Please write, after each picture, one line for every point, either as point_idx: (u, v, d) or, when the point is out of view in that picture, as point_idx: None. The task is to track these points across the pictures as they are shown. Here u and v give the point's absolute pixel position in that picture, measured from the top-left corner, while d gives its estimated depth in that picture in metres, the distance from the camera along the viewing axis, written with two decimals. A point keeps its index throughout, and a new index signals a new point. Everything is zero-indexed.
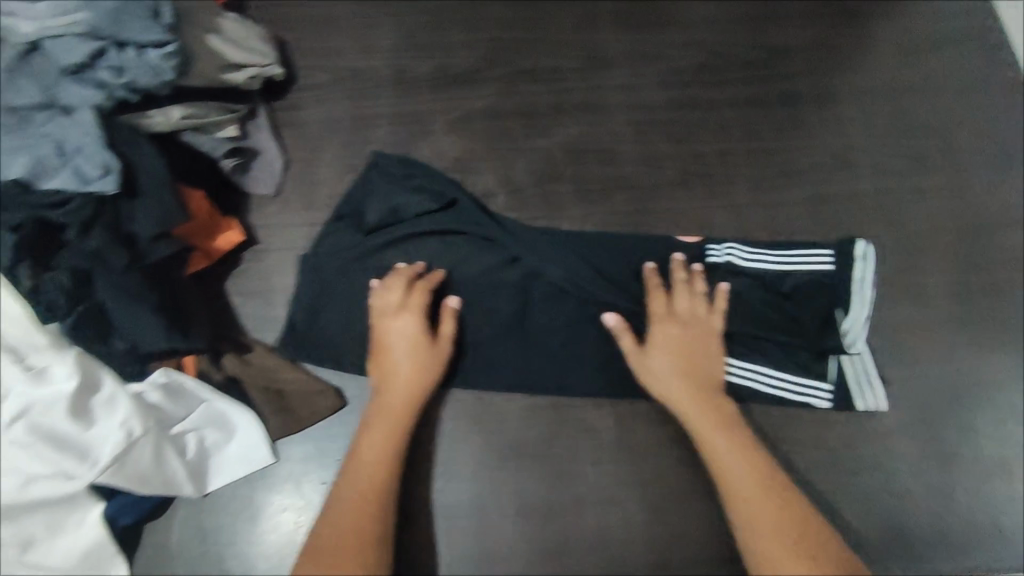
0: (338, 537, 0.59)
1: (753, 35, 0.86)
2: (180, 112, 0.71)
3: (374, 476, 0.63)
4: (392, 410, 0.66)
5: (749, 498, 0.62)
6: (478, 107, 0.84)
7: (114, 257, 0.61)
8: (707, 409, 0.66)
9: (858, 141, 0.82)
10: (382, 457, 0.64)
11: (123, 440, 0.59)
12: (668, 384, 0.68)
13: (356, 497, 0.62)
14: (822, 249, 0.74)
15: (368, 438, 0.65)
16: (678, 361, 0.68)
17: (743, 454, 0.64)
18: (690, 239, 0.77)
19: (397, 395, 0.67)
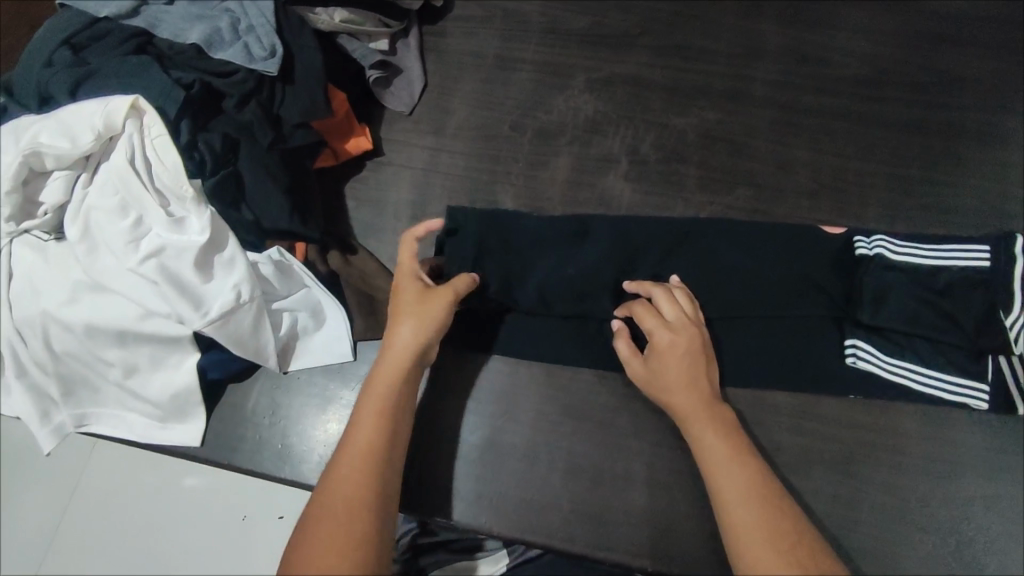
0: (328, 510, 0.51)
1: (930, 56, 0.80)
2: (342, 15, 0.75)
3: (376, 438, 0.56)
4: (387, 375, 0.60)
5: (731, 484, 0.55)
6: (620, 72, 0.83)
7: (261, 134, 0.67)
8: (706, 423, 0.60)
9: (1021, 192, 0.74)
10: (376, 423, 0.57)
11: (232, 301, 0.63)
12: (675, 390, 0.62)
13: (359, 459, 0.54)
14: (978, 245, 0.68)
15: (370, 396, 0.59)
16: (683, 371, 0.62)
17: (720, 434, 0.59)
18: (835, 230, 0.73)
19: (393, 352, 0.62)
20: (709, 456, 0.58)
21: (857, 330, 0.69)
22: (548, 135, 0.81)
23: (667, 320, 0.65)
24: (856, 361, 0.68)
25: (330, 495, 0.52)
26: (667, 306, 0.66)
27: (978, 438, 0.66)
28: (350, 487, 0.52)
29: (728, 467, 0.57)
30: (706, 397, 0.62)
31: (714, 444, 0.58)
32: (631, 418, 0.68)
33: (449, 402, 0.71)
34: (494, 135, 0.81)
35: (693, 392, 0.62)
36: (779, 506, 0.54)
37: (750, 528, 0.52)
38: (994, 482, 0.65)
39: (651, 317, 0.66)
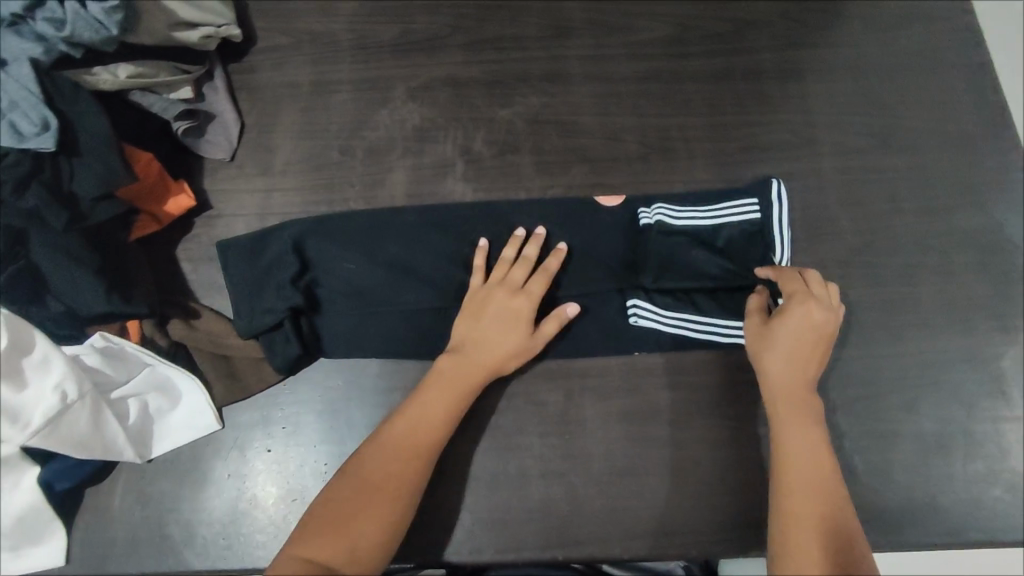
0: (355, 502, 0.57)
1: (722, 7, 0.84)
2: (127, 70, 0.70)
3: (404, 439, 0.61)
4: (454, 378, 0.64)
5: (803, 475, 0.59)
6: (439, 75, 0.82)
7: (52, 218, 0.60)
8: (799, 410, 0.62)
9: (822, 118, 0.80)
10: (434, 426, 0.62)
11: (58, 403, 0.58)
12: (780, 366, 0.64)
13: (399, 459, 0.60)
14: (744, 197, 0.73)
15: (430, 397, 0.63)
16: (800, 347, 0.64)
17: (808, 425, 0.61)
18: (613, 202, 0.76)
19: (477, 354, 0.65)
20: (790, 442, 0.61)
21: (638, 292, 0.72)
22: (380, 152, 0.79)
23: (814, 292, 0.65)
24: (638, 320, 0.71)
25: (348, 488, 0.58)
26: (817, 287, 0.66)
27: (830, 351, 0.71)
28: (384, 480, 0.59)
29: (801, 457, 0.60)
30: (806, 383, 0.63)
31: (796, 434, 0.61)
32: (515, 414, 0.68)
33: (330, 446, 0.68)
34: (324, 163, 0.79)
35: (804, 366, 0.64)
36: (835, 497, 0.58)
37: (804, 515, 0.56)
38: (851, 387, 0.70)
39: (801, 287, 0.65)
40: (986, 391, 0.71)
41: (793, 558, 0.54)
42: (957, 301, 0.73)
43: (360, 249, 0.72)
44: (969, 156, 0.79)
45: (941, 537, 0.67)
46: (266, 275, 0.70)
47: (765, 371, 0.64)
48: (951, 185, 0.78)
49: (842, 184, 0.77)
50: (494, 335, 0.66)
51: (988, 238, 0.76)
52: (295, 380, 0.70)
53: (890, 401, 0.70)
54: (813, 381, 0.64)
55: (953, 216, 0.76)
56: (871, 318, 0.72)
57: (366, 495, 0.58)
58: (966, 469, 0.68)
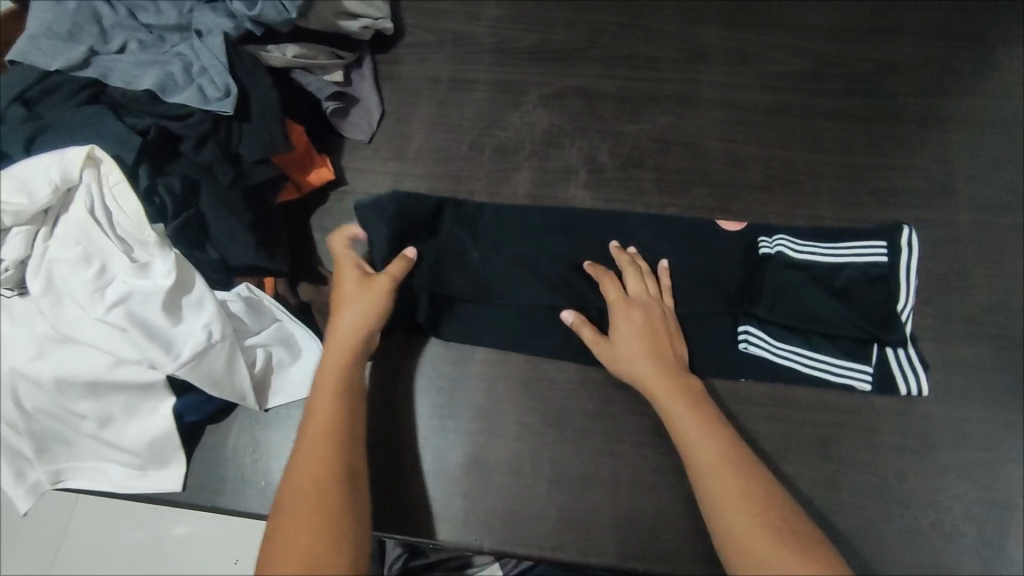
0: (303, 492, 0.54)
1: (863, 48, 0.83)
2: (295, 50, 0.77)
3: (325, 423, 0.59)
4: (332, 366, 0.63)
5: (739, 511, 0.54)
6: (571, 85, 0.85)
7: (221, 174, 0.67)
8: (704, 436, 0.59)
9: (959, 170, 0.78)
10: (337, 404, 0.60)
11: (203, 340, 0.63)
12: (640, 366, 0.65)
13: (320, 444, 0.57)
14: (873, 241, 0.73)
15: (319, 390, 0.61)
16: (642, 344, 0.67)
17: (706, 433, 0.60)
18: (732, 227, 0.77)
19: (345, 337, 0.65)
20: (699, 456, 0.59)
21: (750, 319, 0.72)
22: (507, 152, 0.82)
23: (628, 294, 0.70)
24: (748, 347, 0.71)
25: (294, 484, 0.55)
26: (632, 285, 0.71)
27: (944, 408, 0.69)
28: (320, 466, 0.56)
29: (718, 469, 0.57)
30: (667, 389, 0.64)
31: (701, 442, 0.59)
32: (611, 420, 0.70)
33: (431, 421, 0.71)
34: (454, 156, 0.83)
35: (662, 366, 0.65)
36: (782, 513, 0.55)
37: (748, 528, 0.53)
38: (964, 448, 0.67)
39: (617, 293, 0.70)
40: None
41: None
42: None
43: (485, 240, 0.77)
44: None
45: None
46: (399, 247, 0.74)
47: (635, 377, 0.66)
48: None
49: (975, 239, 0.75)
50: (364, 312, 0.66)
51: None
52: (405, 353, 0.74)
53: (1006, 470, 0.66)
54: (699, 394, 0.64)
55: None
56: (993, 381, 0.69)
57: (315, 488, 0.54)
58: None
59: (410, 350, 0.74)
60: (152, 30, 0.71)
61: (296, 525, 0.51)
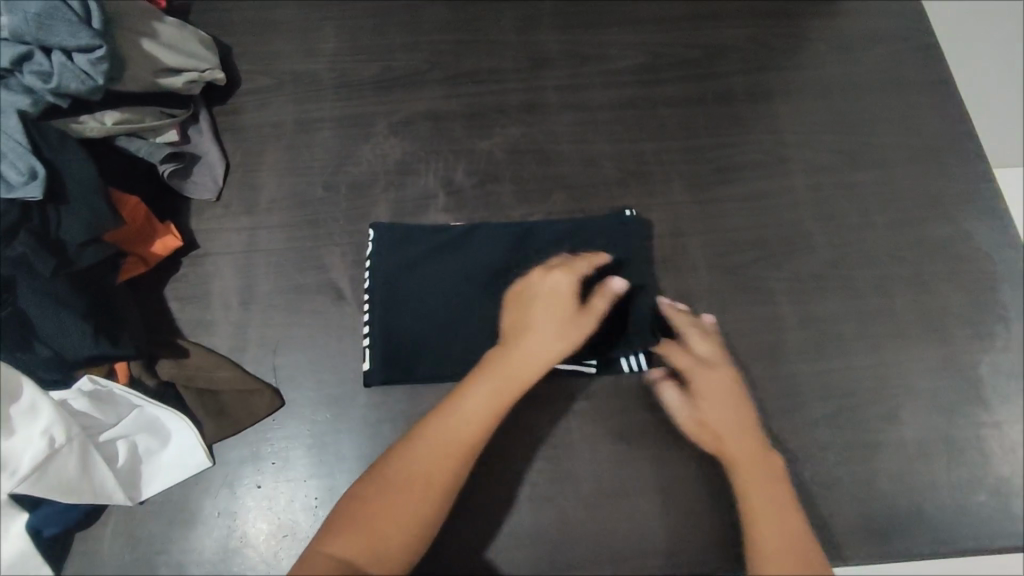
0: (411, 493, 0.55)
1: (691, 35, 0.87)
2: (113, 117, 0.71)
3: (459, 440, 0.58)
4: (507, 371, 0.62)
5: (778, 545, 0.57)
6: (420, 109, 0.84)
7: (40, 263, 0.61)
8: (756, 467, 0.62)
9: (793, 138, 0.82)
10: (485, 416, 0.59)
11: (46, 448, 0.58)
12: (724, 422, 0.66)
13: (447, 454, 0.57)
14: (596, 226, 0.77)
15: (478, 387, 0.61)
16: (726, 406, 0.66)
17: (750, 457, 0.63)
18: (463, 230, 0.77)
19: (523, 353, 0.63)
20: (748, 480, 0.62)
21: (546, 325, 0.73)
22: (363, 186, 0.81)
23: (699, 356, 0.70)
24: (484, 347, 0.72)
25: (403, 466, 0.56)
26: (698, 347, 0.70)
27: (812, 364, 0.72)
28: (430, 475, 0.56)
29: (758, 490, 0.61)
30: (719, 412, 0.66)
31: (746, 466, 0.63)
32: (503, 440, 0.69)
33: (321, 479, 0.68)
34: (309, 199, 0.80)
35: (747, 423, 0.66)
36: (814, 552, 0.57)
37: (770, 543, 0.57)
38: (833, 399, 0.71)
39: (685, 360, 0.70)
40: (968, 396, 0.72)
41: None
42: (933, 308, 0.75)
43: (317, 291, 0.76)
44: (937, 167, 0.81)
45: (931, 545, 0.67)
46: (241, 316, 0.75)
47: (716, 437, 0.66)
48: (921, 197, 0.80)
49: (814, 200, 0.79)
50: (562, 334, 0.64)
51: (958, 247, 0.77)
52: (283, 414, 0.70)
53: (872, 412, 0.71)
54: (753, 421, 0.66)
55: (924, 228, 0.78)
56: (849, 331, 0.74)
57: (424, 477, 0.55)
58: (952, 474, 0.69)
59: (289, 408, 0.71)
60: None
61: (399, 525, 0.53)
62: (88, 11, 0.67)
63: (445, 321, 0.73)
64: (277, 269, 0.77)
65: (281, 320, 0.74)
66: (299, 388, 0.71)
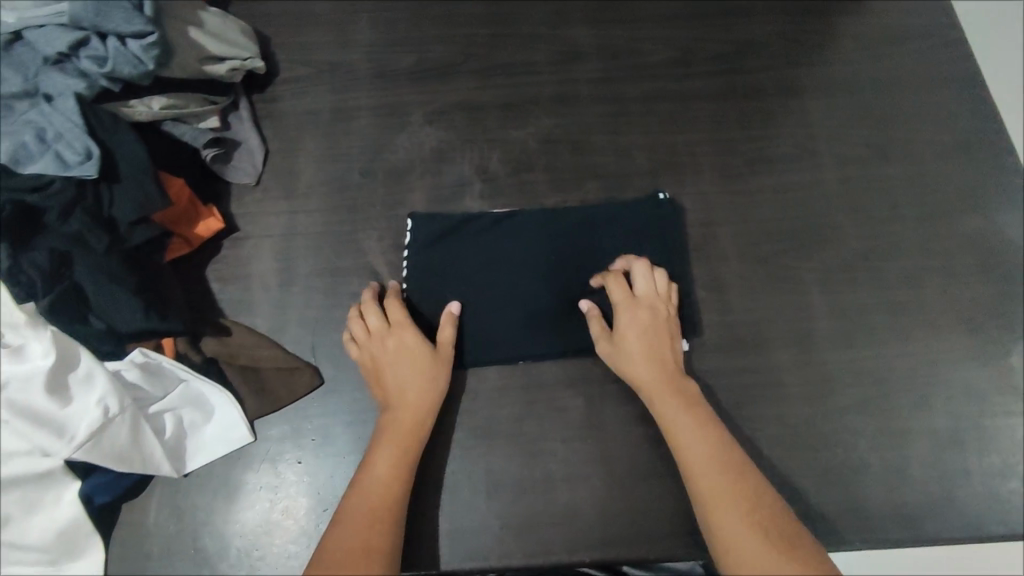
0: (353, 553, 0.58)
1: (720, 30, 0.89)
2: (160, 102, 0.74)
3: (379, 502, 0.62)
4: (402, 427, 0.67)
5: (717, 489, 0.60)
6: (454, 100, 0.86)
7: (94, 240, 0.64)
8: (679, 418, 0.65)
9: (822, 131, 0.84)
10: (392, 478, 0.64)
11: (99, 417, 0.61)
12: (639, 365, 0.69)
13: (369, 516, 0.61)
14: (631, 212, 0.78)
15: (376, 459, 0.65)
16: (645, 345, 0.70)
17: (708, 458, 0.62)
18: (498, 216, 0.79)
19: (409, 413, 0.67)
20: (675, 427, 0.65)
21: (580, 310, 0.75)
22: (399, 173, 0.82)
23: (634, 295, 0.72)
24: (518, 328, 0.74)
25: (336, 541, 0.59)
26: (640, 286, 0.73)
27: (841, 352, 0.73)
28: (364, 539, 0.59)
29: (719, 488, 0.60)
30: (666, 413, 0.66)
31: (704, 468, 0.61)
32: (538, 421, 0.71)
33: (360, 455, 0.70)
34: (346, 186, 0.82)
35: (658, 364, 0.69)
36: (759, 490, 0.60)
37: (714, 486, 0.60)
38: (861, 386, 0.72)
39: (623, 295, 0.72)
40: (996, 385, 0.72)
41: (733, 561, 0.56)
42: (962, 299, 0.76)
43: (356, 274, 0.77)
44: (965, 161, 0.82)
45: (959, 530, 0.68)
46: (283, 297, 0.76)
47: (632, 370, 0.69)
48: (950, 190, 0.81)
49: (843, 192, 0.81)
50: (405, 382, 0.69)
51: (988, 240, 0.78)
52: (323, 393, 0.72)
53: (902, 400, 0.72)
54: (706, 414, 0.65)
55: (953, 220, 0.79)
56: (878, 320, 0.75)
57: (358, 543, 0.59)
58: (980, 461, 0.70)
59: (328, 387, 0.73)
60: None
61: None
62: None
63: (488, 308, 0.76)
64: (317, 253, 0.79)
65: (321, 302, 0.76)
66: (338, 367, 0.73)
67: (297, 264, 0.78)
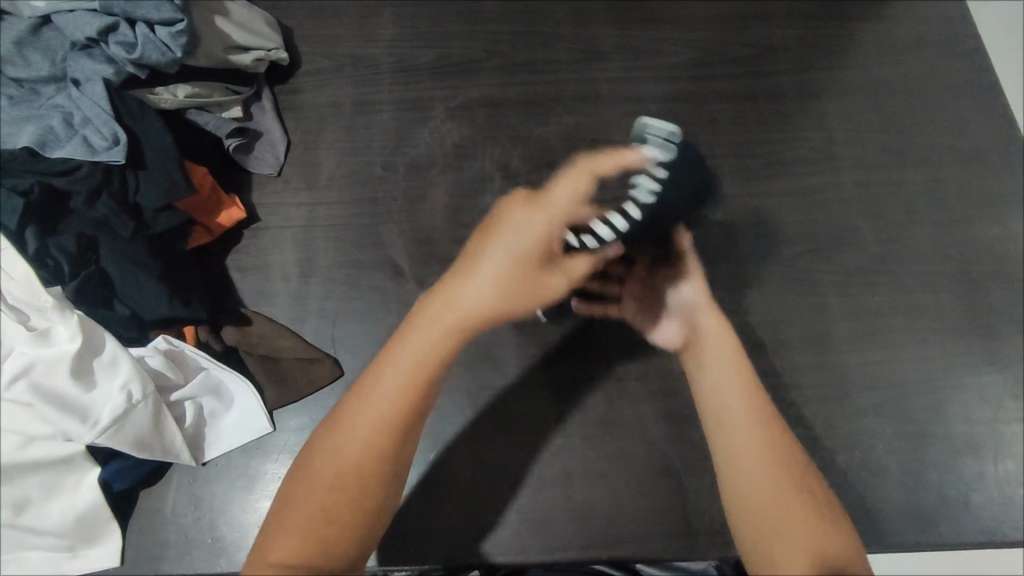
0: (337, 477, 0.49)
1: (742, 33, 0.89)
2: (185, 90, 0.74)
3: (389, 417, 0.51)
4: (435, 336, 0.53)
5: (753, 454, 0.54)
6: (476, 96, 0.86)
7: (119, 226, 0.64)
8: (726, 377, 0.58)
9: (841, 136, 0.84)
10: (412, 387, 0.51)
11: (124, 403, 0.60)
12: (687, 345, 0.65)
13: (374, 434, 0.50)
14: None
15: (400, 359, 0.52)
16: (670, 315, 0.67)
17: (746, 416, 0.55)
18: None
19: (453, 314, 0.54)
20: (714, 382, 0.58)
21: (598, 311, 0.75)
22: (420, 168, 0.83)
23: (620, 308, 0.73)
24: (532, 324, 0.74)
25: (324, 468, 0.50)
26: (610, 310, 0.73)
27: (858, 356, 0.74)
28: (357, 466, 0.50)
29: (754, 448, 0.54)
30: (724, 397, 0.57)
31: (741, 424, 0.55)
32: (556, 417, 0.71)
33: None
34: (367, 179, 0.82)
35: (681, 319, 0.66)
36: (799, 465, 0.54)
37: (746, 443, 0.54)
38: (878, 390, 0.72)
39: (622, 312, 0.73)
40: (1011, 392, 0.73)
41: (758, 527, 0.52)
42: (979, 306, 0.76)
43: (378, 267, 0.77)
44: (982, 169, 0.82)
45: (973, 535, 0.68)
46: (303, 289, 0.76)
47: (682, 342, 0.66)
48: (968, 197, 0.81)
49: (862, 197, 0.81)
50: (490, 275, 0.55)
51: (1005, 247, 0.78)
52: (341, 385, 0.72)
53: (918, 404, 0.72)
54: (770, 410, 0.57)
55: (971, 228, 0.79)
56: (896, 324, 0.75)
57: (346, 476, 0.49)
58: (995, 467, 0.70)
59: (347, 379, 0.72)
60: (23, 84, 0.67)
61: (322, 509, 0.48)
62: None
63: None
64: (336, 244, 0.79)
65: (340, 295, 0.76)
66: (358, 359, 0.73)
67: (317, 255, 0.78)
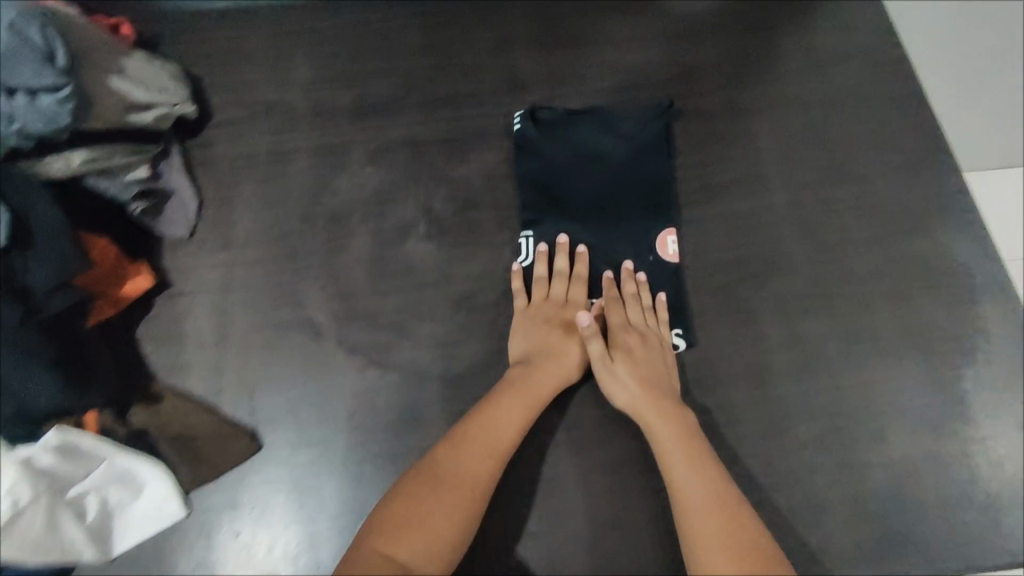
0: (412, 535, 0.55)
1: (668, 52, 0.86)
2: (82, 157, 0.68)
3: (455, 497, 0.58)
4: (486, 442, 0.62)
5: (698, 507, 0.58)
6: (396, 137, 0.83)
7: (6, 318, 0.57)
8: (667, 430, 0.63)
9: (774, 154, 0.81)
10: (471, 481, 0.59)
11: (9, 510, 0.55)
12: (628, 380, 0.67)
13: (447, 507, 0.57)
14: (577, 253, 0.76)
15: (462, 457, 0.60)
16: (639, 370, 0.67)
17: (703, 484, 0.59)
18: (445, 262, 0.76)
19: (487, 432, 0.62)
20: (664, 445, 0.62)
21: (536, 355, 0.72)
22: (340, 218, 0.79)
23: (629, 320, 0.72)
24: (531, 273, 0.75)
25: (405, 520, 0.55)
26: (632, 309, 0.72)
27: (803, 386, 0.71)
28: (429, 531, 0.55)
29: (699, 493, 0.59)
30: (667, 445, 0.62)
31: (689, 478, 0.60)
32: None
33: (304, 522, 0.66)
34: (284, 233, 0.78)
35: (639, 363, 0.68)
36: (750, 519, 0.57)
37: (694, 498, 0.59)
38: (823, 421, 0.70)
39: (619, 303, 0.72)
40: (957, 412, 0.70)
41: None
42: (920, 323, 0.73)
43: (300, 326, 0.74)
44: (917, 178, 0.80)
45: (929, 568, 0.65)
46: (220, 357, 0.73)
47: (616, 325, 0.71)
48: (903, 209, 0.78)
49: (797, 216, 0.78)
50: (517, 410, 0.64)
51: (943, 259, 0.76)
52: (262, 458, 0.68)
53: (863, 432, 0.69)
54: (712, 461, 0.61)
55: (909, 241, 0.77)
56: (838, 349, 0.72)
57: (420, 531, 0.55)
58: (946, 493, 0.67)
59: (267, 451, 0.69)
60: None
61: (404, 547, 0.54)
62: (51, 44, 0.62)
63: (436, 360, 0.72)
64: (255, 306, 0.75)
65: (259, 360, 0.72)
66: (278, 429, 0.69)
67: (234, 318, 0.74)
